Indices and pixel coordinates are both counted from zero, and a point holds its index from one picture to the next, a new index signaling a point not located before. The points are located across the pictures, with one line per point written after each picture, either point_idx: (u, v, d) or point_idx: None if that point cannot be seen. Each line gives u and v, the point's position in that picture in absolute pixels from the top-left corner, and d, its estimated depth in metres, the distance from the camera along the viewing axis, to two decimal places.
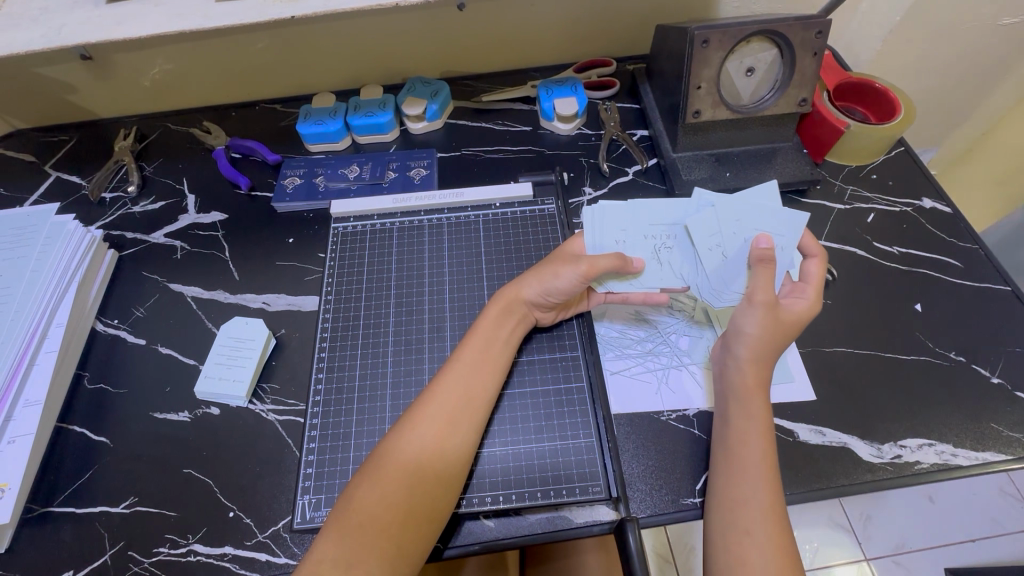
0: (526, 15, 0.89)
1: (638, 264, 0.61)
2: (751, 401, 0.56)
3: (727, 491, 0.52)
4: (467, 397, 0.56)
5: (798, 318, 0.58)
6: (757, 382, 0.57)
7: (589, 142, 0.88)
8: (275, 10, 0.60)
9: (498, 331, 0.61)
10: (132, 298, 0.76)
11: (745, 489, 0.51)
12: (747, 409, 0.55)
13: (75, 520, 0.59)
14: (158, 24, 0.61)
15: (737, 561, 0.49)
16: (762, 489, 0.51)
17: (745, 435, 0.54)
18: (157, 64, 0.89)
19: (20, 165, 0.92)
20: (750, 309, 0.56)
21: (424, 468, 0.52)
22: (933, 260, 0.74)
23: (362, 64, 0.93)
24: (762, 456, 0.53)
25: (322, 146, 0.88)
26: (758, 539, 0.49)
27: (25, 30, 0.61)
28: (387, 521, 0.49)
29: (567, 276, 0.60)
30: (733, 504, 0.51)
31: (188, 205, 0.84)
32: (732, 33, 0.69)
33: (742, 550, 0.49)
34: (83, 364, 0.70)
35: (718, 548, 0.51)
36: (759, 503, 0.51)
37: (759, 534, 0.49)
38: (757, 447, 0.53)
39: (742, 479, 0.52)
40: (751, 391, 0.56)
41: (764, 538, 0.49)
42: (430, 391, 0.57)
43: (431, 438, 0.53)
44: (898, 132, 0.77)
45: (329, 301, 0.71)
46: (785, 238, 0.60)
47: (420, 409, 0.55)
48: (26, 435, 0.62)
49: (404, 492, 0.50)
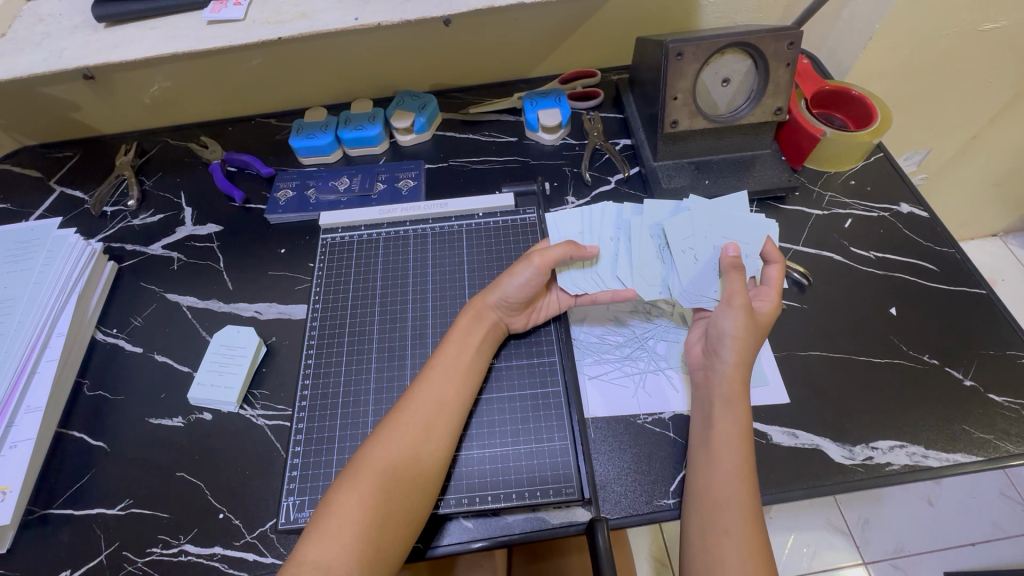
0: (512, 29, 0.92)
1: (592, 249, 0.65)
2: (726, 404, 0.57)
3: (703, 491, 0.54)
4: (443, 403, 0.59)
5: (765, 321, 0.60)
6: (741, 388, 0.57)
7: (573, 152, 0.90)
8: (262, 31, 0.65)
9: (468, 337, 0.64)
10: (131, 308, 0.79)
11: (722, 489, 0.53)
12: (719, 412, 0.57)
13: (73, 522, 0.62)
14: (152, 46, 0.65)
15: (714, 561, 0.50)
16: (738, 490, 0.53)
17: (722, 439, 0.55)
18: (157, 82, 0.92)
19: (26, 180, 0.96)
20: (728, 310, 0.58)
21: (400, 471, 0.54)
22: (909, 264, 0.75)
23: (354, 78, 0.96)
24: (741, 460, 0.54)
25: (314, 159, 0.91)
26: (735, 539, 0.51)
27: (29, 53, 0.66)
28: (368, 521, 0.51)
29: (524, 272, 0.63)
30: (713, 506, 0.53)
31: (185, 218, 0.88)
32: (706, 46, 0.71)
33: (720, 550, 0.50)
34: (83, 371, 0.73)
35: (700, 550, 0.52)
36: (734, 503, 0.52)
37: (737, 533, 0.51)
38: (734, 449, 0.54)
39: (721, 481, 0.53)
40: (735, 396, 0.57)
41: (739, 536, 0.51)
42: (408, 397, 0.59)
43: (406, 443, 0.55)
44: (875, 138, 0.79)
45: (317, 310, 0.73)
46: (749, 246, 0.64)
47: (395, 414, 0.58)
48: (28, 440, 0.65)
49: (382, 493, 0.53)
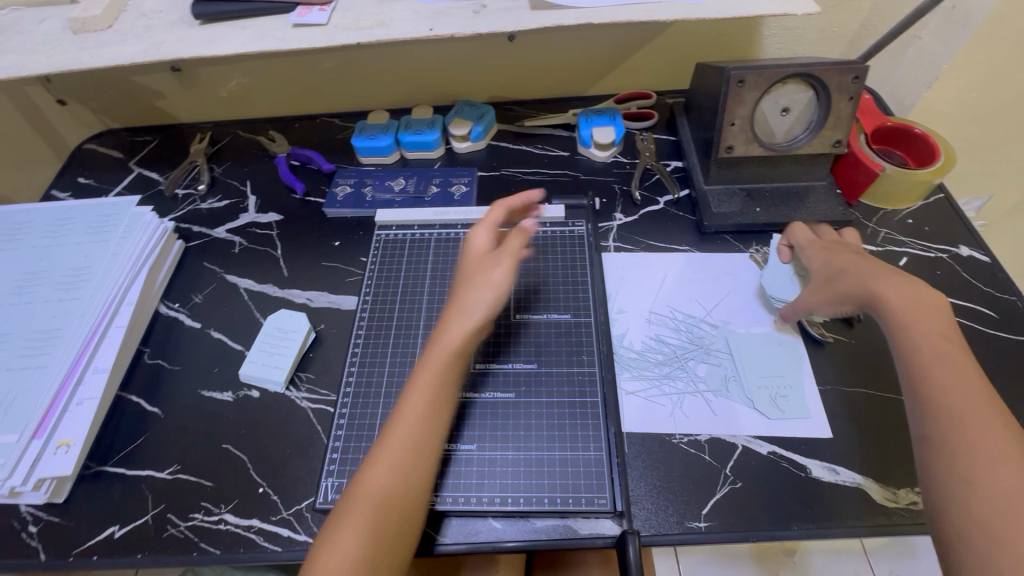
0: (573, 48, 0.95)
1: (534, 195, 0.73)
2: (910, 304, 0.58)
3: (936, 394, 0.52)
4: (425, 424, 0.56)
5: (819, 266, 0.68)
6: (892, 288, 0.60)
7: (623, 170, 0.91)
8: (343, 36, 0.70)
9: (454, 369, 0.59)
10: (193, 285, 0.83)
11: (952, 393, 0.51)
12: (919, 319, 0.56)
13: (124, 480, 0.66)
14: (241, 44, 0.71)
15: (972, 473, 0.47)
16: (961, 383, 0.52)
17: (932, 350, 0.54)
18: (236, 77, 0.99)
19: (108, 159, 1.03)
20: (811, 251, 0.70)
21: (396, 501, 0.53)
22: (966, 308, 0.73)
23: (416, 86, 1.00)
24: (964, 367, 0.53)
25: (373, 159, 0.95)
26: (987, 449, 0.47)
27: (132, 44, 0.73)
28: (363, 561, 0.50)
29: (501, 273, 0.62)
30: (950, 418, 0.50)
31: (249, 205, 0.93)
32: (768, 74, 0.72)
33: (986, 470, 0.47)
34: (144, 341, 0.78)
35: (941, 461, 0.49)
36: (976, 410, 0.50)
37: (987, 445, 0.48)
38: (952, 363, 0.53)
39: (953, 394, 0.51)
40: (888, 299, 0.59)
41: (994, 447, 0.47)
42: (383, 438, 0.56)
43: (398, 473, 0.54)
44: (937, 177, 0.77)
45: (366, 302, 0.76)
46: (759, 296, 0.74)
47: (377, 455, 0.55)
48: (93, 398, 0.68)
49: (371, 533, 0.51)
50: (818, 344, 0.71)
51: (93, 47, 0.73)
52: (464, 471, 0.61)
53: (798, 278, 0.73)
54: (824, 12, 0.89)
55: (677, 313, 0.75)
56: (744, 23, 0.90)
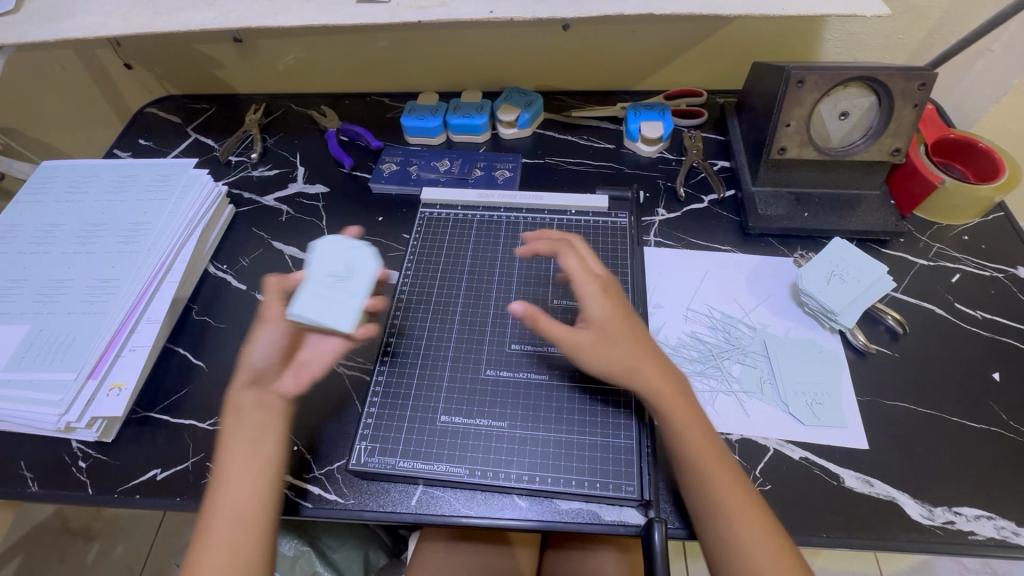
0: (627, 41, 0.94)
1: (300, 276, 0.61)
2: (664, 369, 0.60)
3: (689, 458, 0.55)
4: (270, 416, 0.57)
5: (602, 316, 0.60)
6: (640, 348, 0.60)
7: (669, 166, 0.91)
8: (405, 14, 0.70)
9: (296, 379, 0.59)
10: (241, 248, 0.86)
11: (700, 455, 0.55)
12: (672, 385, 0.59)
13: (169, 427, 0.69)
14: (306, 17, 0.72)
15: (743, 547, 0.51)
16: (705, 448, 0.56)
17: (679, 409, 0.57)
18: (294, 51, 1.02)
19: (167, 124, 1.07)
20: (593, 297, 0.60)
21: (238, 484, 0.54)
22: (1020, 331, 0.70)
23: (467, 70, 1.01)
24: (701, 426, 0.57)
25: (420, 139, 0.97)
26: (737, 515, 0.52)
27: (203, 11, 0.75)
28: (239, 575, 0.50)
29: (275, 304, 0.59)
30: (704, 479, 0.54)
31: (298, 176, 0.95)
32: (830, 76, 0.70)
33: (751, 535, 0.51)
34: (194, 297, 0.81)
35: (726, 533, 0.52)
36: (731, 485, 0.54)
37: (738, 510, 0.52)
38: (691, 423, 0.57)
39: (706, 456, 0.55)
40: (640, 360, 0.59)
41: (749, 513, 0.52)
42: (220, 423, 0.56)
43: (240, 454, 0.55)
44: (999, 194, 0.75)
45: (407, 276, 0.77)
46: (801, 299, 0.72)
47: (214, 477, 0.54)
48: (144, 347, 0.71)
49: (238, 546, 0.51)
50: (860, 354, 0.69)
51: (166, 12, 0.75)
52: (495, 446, 0.62)
53: (836, 283, 0.70)
54: (892, 16, 0.86)
55: (715, 312, 0.74)
56: (806, 23, 0.88)
